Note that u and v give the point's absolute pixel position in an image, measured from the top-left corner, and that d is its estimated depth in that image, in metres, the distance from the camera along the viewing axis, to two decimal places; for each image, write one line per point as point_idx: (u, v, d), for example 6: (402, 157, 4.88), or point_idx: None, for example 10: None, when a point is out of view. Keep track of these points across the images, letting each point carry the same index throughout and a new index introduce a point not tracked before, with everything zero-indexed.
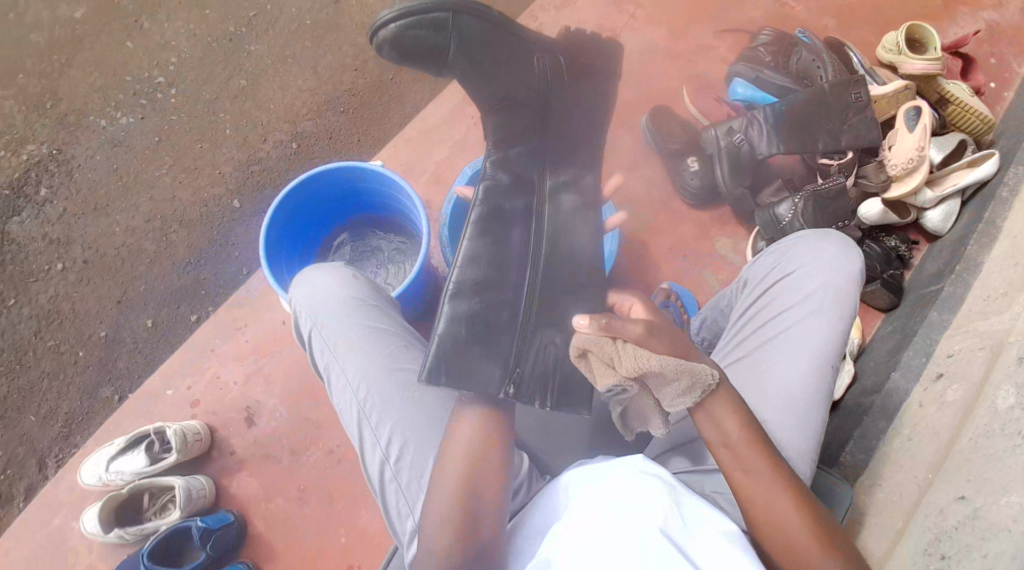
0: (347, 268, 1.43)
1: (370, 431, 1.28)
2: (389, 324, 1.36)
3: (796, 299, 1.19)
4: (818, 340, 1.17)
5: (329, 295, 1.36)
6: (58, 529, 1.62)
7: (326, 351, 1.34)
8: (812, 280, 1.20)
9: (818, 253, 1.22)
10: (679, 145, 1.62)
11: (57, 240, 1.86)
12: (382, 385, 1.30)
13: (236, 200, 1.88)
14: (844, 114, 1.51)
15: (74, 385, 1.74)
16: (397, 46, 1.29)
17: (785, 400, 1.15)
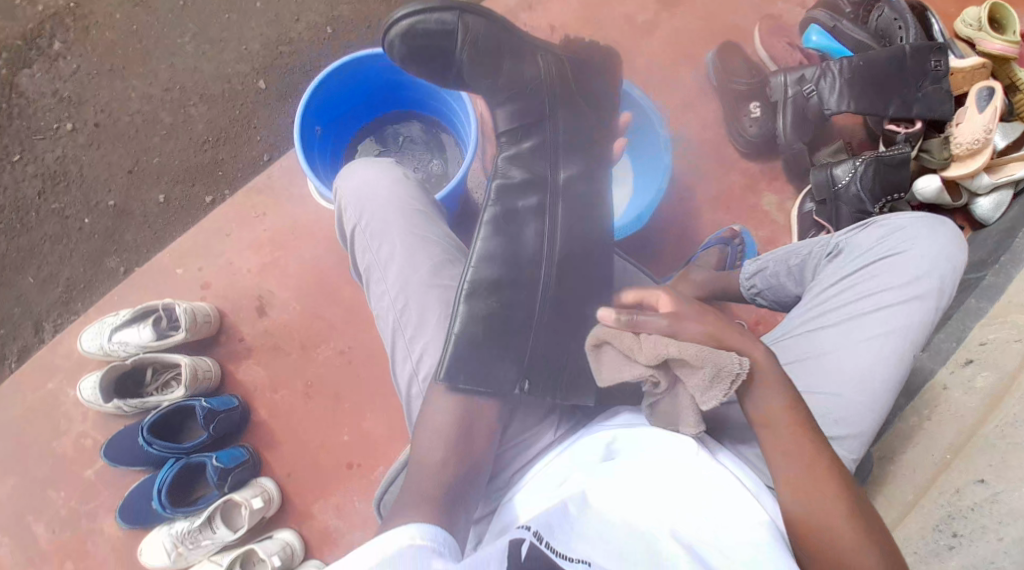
0: (397, 169, 1.38)
1: (404, 343, 1.27)
2: (436, 234, 1.33)
3: (900, 282, 1.25)
4: (913, 324, 1.23)
5: (377, 197, 1.32)
6: (52, 394, 1.56)
7: (368, 254, 1.32)
8: (922, 265, 1.25)
9: (931, 240, 1.27)
10: (745, 86, 1.69)
11: (68, 98, 1.76)
12: (420, 298, 1.28)
13: (262, 80, 1.78)
14: (920, 81, 1.58)
15: (77, 252, 1.68)
16: (406, 44, 1.27)
17: (867, 375, 1.21)
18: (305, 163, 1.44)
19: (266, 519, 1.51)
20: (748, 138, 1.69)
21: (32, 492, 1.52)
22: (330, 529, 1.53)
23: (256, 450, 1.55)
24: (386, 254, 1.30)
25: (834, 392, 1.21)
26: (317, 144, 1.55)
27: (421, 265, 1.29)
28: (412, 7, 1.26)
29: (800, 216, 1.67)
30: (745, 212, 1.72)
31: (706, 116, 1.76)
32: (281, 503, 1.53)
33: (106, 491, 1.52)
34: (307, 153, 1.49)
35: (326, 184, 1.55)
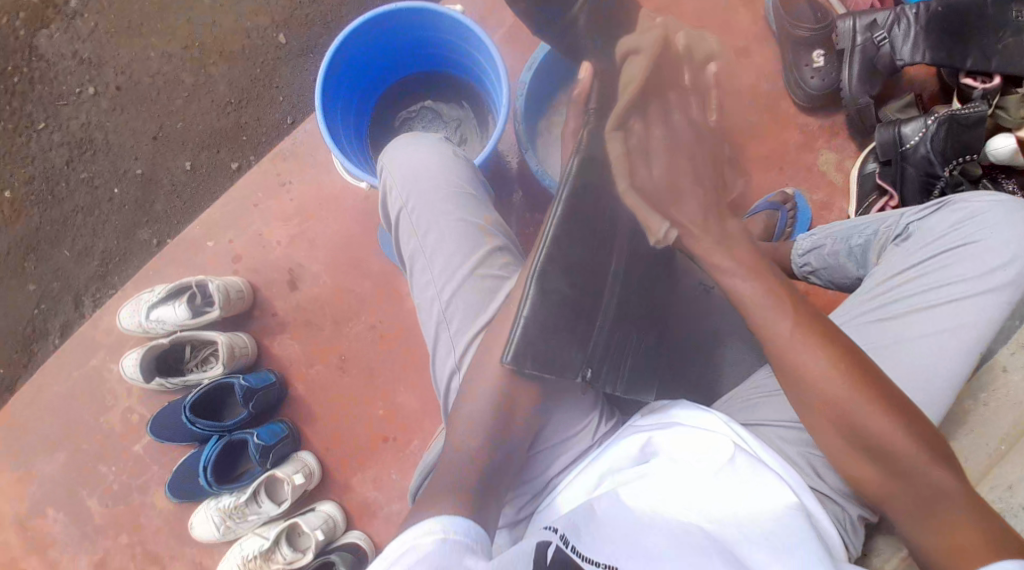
0: (443, 143, 1.30)
1: (448, 336, 1.19)
2: (482, 217, 1.24)
3: (973, 273, 1.14)
4: (982, 318, 1.12)
5: (424, 175, 1.25)
6: (95, 370, 1.59)
7: (413, 238, 1.24)
8: (1000, 255, 1.14)
9: (1012, 227, 1.15)
10: (808, 33, 1.54)
11: (88, 60, 1.69)
12: (467, 288, 1.19)
13: (282, 34, 1.68)
14: (1000, 32, 1.46)
15: (109, 224, 1.67)
16: None
17: (929, 372, 1.11)
18: (331, 143, 1.33)
19: (307, 492, 1.55)
20: (809, 91, 1.58)
21: (83, 465, 1.57)
22: (369, 502, 1.55)
23: (295, 424, 1.57)
24: (434, 239, 1.22)
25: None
26: (341, 114, 1.45)
27: (471, 252, 1.20)
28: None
29: (862, 177, 1.57)
30: (797, 173, 1.62)
31: (755, 69, 1.65)
32: (321, 476, 1.56)
33: (155, 466, 1.57)
34: (331, 128, 1.38)
35: (353, 154, 1.45)
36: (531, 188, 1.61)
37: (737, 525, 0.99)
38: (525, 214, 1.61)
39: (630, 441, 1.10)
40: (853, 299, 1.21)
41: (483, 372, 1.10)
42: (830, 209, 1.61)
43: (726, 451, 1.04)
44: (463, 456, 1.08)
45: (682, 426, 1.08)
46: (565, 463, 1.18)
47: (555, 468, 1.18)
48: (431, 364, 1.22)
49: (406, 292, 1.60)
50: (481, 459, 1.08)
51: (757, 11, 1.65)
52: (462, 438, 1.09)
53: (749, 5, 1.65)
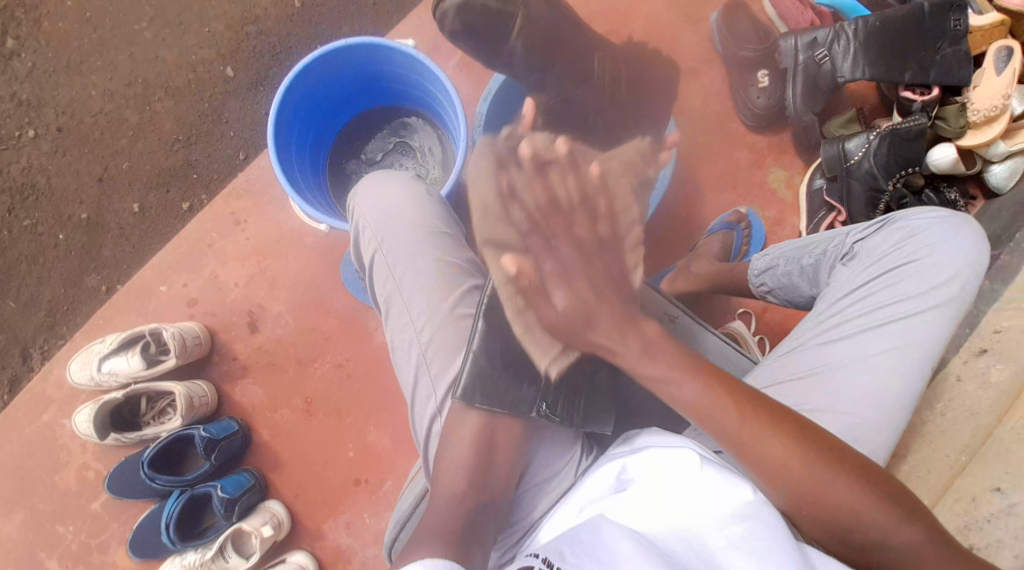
0: (409, 179, 1.30)
1: (427, 380, 1.19)
2: (457, 259, 1.25)
3: (918, 291, 1.18)
4: (931, 335, 1.16)
5: (398, 217, 1.25)
6: (48, 426, 1.53)
7: (389, 281, 1.23)
8: (945, 271, 1.18)
9: (953, 244, 1.20)
10: (752, 54, 1.59)
11: (27, 101, 1.63)
12: (445, 330, 1.19)
13: (230, 68, 1.63)
14: (940, 44, 1.48)
15: (54, 271, 1.61)
16: (462, 14, 1.35)
17: (882, 390, 1.14)
18: (286, 184, 1.31)
19: (276, 542, 1.50)
20: (756, 111, 1.61)
21: (39, 527, 1.51)
22: (342, 548, 1.52)
23: (260, 472, 1.53)
24: (409, 281, 1.22)
25: (850, 408, 1.13)
26: (295, 155, 1.43)
27: (447, 295, 1.21)
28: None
29: (810, 193, 1.60)
30: (752, 190, 1.64)
31: (706, 90, 1.66)
32: (291, 525, 1.52)
33: (114, 524, 1.51)
34: (286, 167, 1.36)
35: (308, 191, 1.42)
36: None
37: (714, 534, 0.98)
38: None
39: (606, 472, 1.10)
40: (808, 321, 1.24)
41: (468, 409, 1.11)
42: (784, 225, 1.64)
43: (694, 465, 1.02)
44: (449, 500, 1.08)
45: (654, 449, 1.08)
46: (550, 500, 1.17)
47: (540, 508, 1.17)
48: (409, 411, 1.21)
49: (370, 329, 1.57)
50: (468, 499, 1.08)
51: (704, 33, 1.67)
52: (448, 479, 1.09)
53: (695, 28, 1.67)
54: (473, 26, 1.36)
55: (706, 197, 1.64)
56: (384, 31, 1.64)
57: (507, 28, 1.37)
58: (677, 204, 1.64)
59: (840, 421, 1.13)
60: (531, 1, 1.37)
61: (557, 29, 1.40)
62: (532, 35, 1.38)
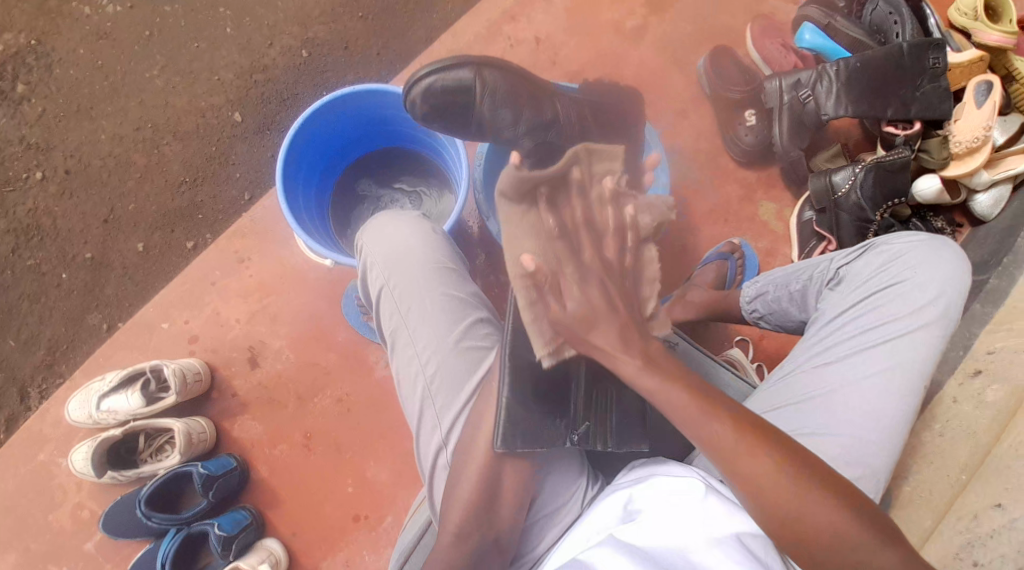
0: (413, 214, 1.31)
1: (432, 412, 1.19)
2: (461, 289, 1.25)
3: (904, 313, 1.20)
4: (919, 355, 1.18)
5: (404, 250, 1.25)
6: (44, 465, 1.52)
7: (394, 315, 1.22)
8: (928, 291, 1.20)
9: (934, 264, 1.22)
10: (739, 95, 1.66)
11: (36, 145, 1.67)
12: (451, 363, 1.19)
13: (236, 112, 1.68)
14: (918, 82, 1.54)
15: (57, 311, 1.61)
16: (430, 98, 1.33)
17: (874, 411, 1.16)
18: (291, 220, 1.33)
19: None
20: (744, 148, 1.66)
21: (32, 567, 1.48)
22: None
23: (258, 509, 1.52)
24: (416, 316, 1.21)
25: (843, 431, 1.15)
26: (301, 192, 1.47)
27: (455, 327, 1.21)
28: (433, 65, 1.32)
29: (800, 225, 1.64)
30: (744, 223, 1.69)
31: (697, 129, 1.72)
32: (289, 562, 1.50)
33: (109, 563, 1.49)
34: (291, 199, 1.40)
35: (314, 231, 1.45)
36: (493, 252, 1.63)
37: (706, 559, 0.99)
38: (488, 276, 1.63)
39: (614, 502, 1.10)
40: (800, 346, 1.26)
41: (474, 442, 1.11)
42: (776, 256, 1.68)
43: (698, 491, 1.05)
44: (456, 533, 1.09)
45: (660, 475, 1.09)
46: (559, 531, 1.16)
47: (548, 538, 1.16)
48: (414, 442, 1.21)
49: (371, 363, 1.58)
50: (471, 536, 1.08)
51: (693, 75, 1.73)
52: (454, 511, 1.09)
53: (685, 71, 1.73)
54: (447, 107, 1.33)
55: (699, 230, 1.68)
56: (385, 75, 1.70)
57: (473, 100, 1.33)
58: (670, 237, 1.68)
59: (833, 443, 1.14)
60: (486, 69, 1.33)
61: (517, 85, 1.34)
62: (496, 97, 1.33)
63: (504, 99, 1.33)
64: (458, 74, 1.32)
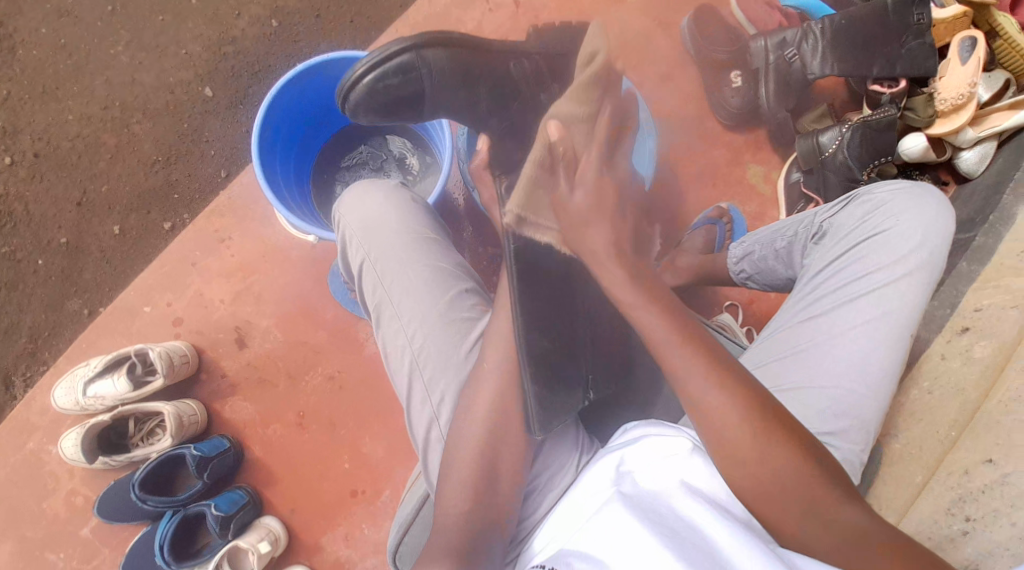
0: (392, 184, 1.30)
1: (422, 386, 1.17)
2: (445, 260, 1.23)
3: (888, 261, 1.20)
4: (905, 304, 1.18)
5: (383, 222, 1.24)
6: (33, 454, 1.51)
7: (378, 289, 1.22)
8: (911, 239, 1.21)
9: (917, 211, 1.23)
10: (726, 56, 1.64)
11: (3, 129, 1.61)
12: (438, 336, 1.18)
13: (208, 88, 1.63)
14: (902, 38, 1.52)
15: (35, 297, 1.58)
16: (371, 103, 1.20)
17: (863, 361, 1.16)
18: (273, 198, 1.32)
19: (273, 559, 1.49)
20: (731, 110, 1.65)
21: (28, 556, 1.48)
22: (341, 559, 1.51)
23: (254, 489, 1.52)
24: (399, 289, 1.20)
25: (831, 382, 1.16)
26: (280, 169, 1.44)
27: (439, 298, 1.19)
28: (365, 65, 1.17)
29: (788, 187, 1.64)
30: (731, 186, 1.68)
31: None
32: (288, 539, 1.50)
33: (105, 549, 1.49)
34: (272, 183, 1.37)
35: (297, 208, 1.43)
36: (479, 224, 1.61)
37: (690, 513, 1.00)
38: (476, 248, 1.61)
39: (608, 465, 1.09)
40: (787, 304, 1.27)
41: (470, 429, 1.11)
42: (764, 219, 1.68)
43: (682, 454, 1.05)
44: (459, 513, 1.08)
45: (648, 438, 1.08)
46: (554, 497, 1.17)
47: (545, 504, 1.16)
48: (406, 418, 1.20)
49: (360, 339, 1.56)
50: (475, 516, 1.08)
51: None
52: (458, 496, 1.09)
53: None
54: (387, 106, 1.21)
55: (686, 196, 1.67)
56: (361, 43, 1.66)
57: (418, 89, 1.18)
58: None
59: (823, 395, 1.15)
60: (426, 48, 1.16)
61: (463, 60, 1.16)
62: (442, 79, 1.17)
63: (452, 77, 1.17)
64: (400, 65, 1.16)
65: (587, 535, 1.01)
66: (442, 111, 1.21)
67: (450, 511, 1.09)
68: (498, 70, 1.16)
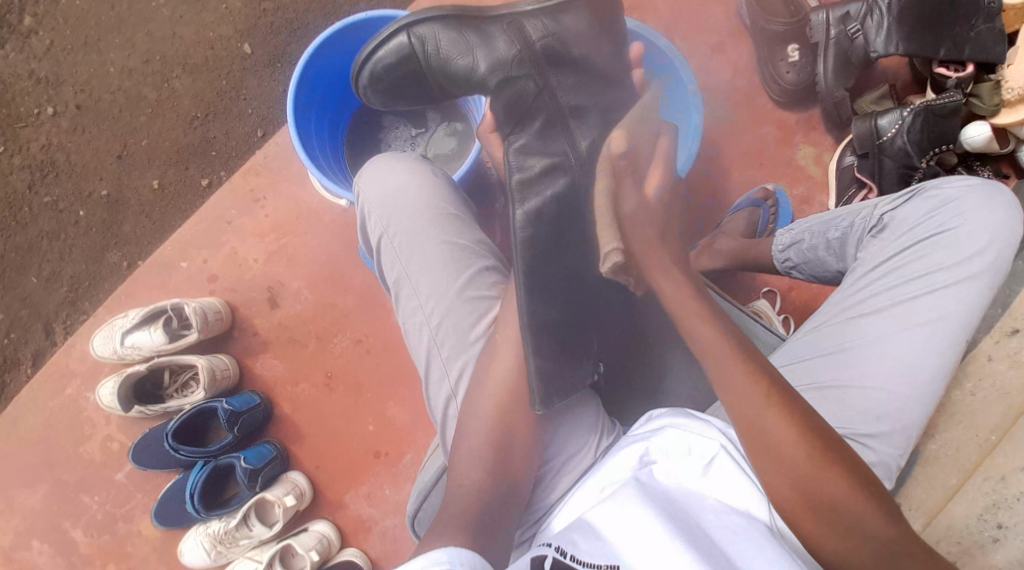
0: (416, 158, 1.29)
1: (439, 363, 1.17)
2: (466, 238, 1.22)
3: (950, 263, 1.16)
4: (964, 309, 1.14)
5: (405, 198, 1.23)
6: (72, 400, 1.56)
7: (397, 263, 1.21)
8: (977, 242, 1.16)
9: (986, 212, 1.17)
10: (782, 28, 1.53)
11: (45, 79, 1.62)
12: (455, 314, 1.17)
13: (247, 44, 1.62)
14: (974, 20, 1.43)
15: (76, 247, 1.61)
16: (380, 85, 1.25)
17: (914, 365, 1.12)
18: (305, 158, 1.31)
19: (298, 514, 1.53)
20: (785, 86, 1.57)
21: (65, 496, 1.54)
22: (363, 517, 1.54)
23: (282, 445, 1.55)
24: (419, 266, 1.20)
25: (877, 384, 1.13)
26: (315, 136, 1.44)
27: (459, 276, 1.19)
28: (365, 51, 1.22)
29: (840, 170, 1.56)
30: (779, 167, 1.62)
31: (731, 64, 1.63)
32: (313, 496, 1.54)
33: (139, 494, 1.54)
34: (306, 146, 1.37)
35: (330, 171, 1.43)
36: None
37: (713, 515, 0.98)
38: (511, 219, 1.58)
39: (626, 454, 1.06)
40: (834, 297, 1.23)
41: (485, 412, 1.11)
42: (812, 203, 1.62)
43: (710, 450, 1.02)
44: (473, 481, 1.07)
45: (671, 428, 1.04)
46: (571, 481, 1.15)
47: (560, 488, 1.15)
48: (425, 393, 1.21)
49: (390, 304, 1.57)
50: (488, 484, 1.06)
51: (730, 6, 1.64)
52: (470, 466, 1.08)
53: (721, 1, 1.64)
54: (391, 83, 1.24)
55: (730, 175, 1.62)
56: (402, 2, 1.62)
57: (414, 65, 1.20)
58: (698, 181, 1.63)
59: (867, 397, 1.13)
60: (418, 25, 1.18)
61: (459, 31, 1.17)
62: (438, 52, 1.18)
63: (446, 43, 1.17)
64: (396, 45, 1.20)
65: (601, 518, 0.99)
66: (447, 84, 1.21)
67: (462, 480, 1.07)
68: (495, 35, 1.16)
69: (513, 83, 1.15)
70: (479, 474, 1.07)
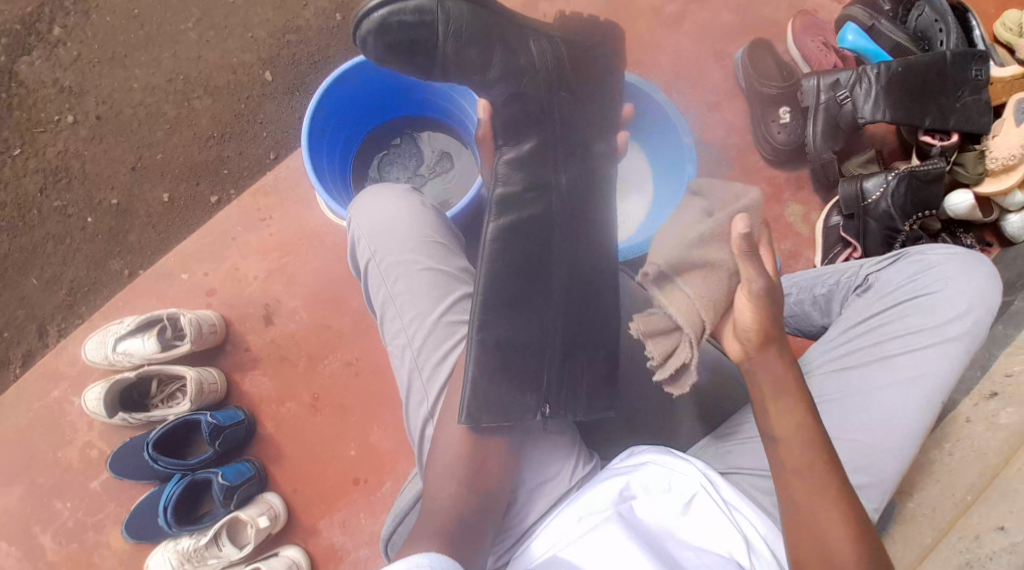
0: (406, 187, 1.30)
1: (420, 384, 1.19)
2: (452, 265, 1.24)
3: (930, 325, 1.18)
4: (942, 371, 1.16)
5: (392, 225, 1.25)
6: (57, 402, 1.56)
7: (383, 287, 1.23)
8: (957, 305, 1.18)
9: (967, 279, 1.20)
10: (775, 91, 1.61)
11: (69, 89, 1.68)
12: (437, 339, 1.19)
13: (268, 71, 1.68)
14: (960, 92, 1.51)
15: (80, 253, 1.64)
16: (382, 36, 1.13)
17: (889, 421, 1.15)
18: (314, 179, 1.35)
19: (271, 536, 1.51)
20: (776, 145, 1.63)
21: (38, 500, 1.52)
22: (336, 545, 1.52)
23: (262, 463, 1.54)
24: (403, 289, 1.22)
25: (853, 437, 1.15)
26: (326, 159, 1.49)
27: (442, 302, 1.20)
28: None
29: (827, 229, 1.61)
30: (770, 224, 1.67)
31: (729, 124, 1.70)
32: (288, 518, 1.53)
33: (112, 504, 1.52)
34: (316, 167, 1.41)
35: (335, 192, 1.47)
36: None
37: (690, 555, 1.02)
38: None
39: (606, 487, 1.07)
40: (816, 351, 1.26)
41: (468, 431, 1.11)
42: (799, 259, 1.66)
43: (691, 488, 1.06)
44: (450, 495, 1.07)
45: (653, 465, 1.07)
46: (545, 506, 1.15)
47: (534, 513, 1.15)
48: (404, 411, 1.22)
49: None
50: (466, 500, 1.07)
51: (731, 69, 1.72)
52: (445, 482, 1.07)
53: (722, 63, 1.72)
54: (399, 43, 1.14)
55: None
56: None
57: (433, 34, 1.14)
58: None
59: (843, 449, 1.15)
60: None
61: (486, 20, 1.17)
62: (461, 28, 1.15)
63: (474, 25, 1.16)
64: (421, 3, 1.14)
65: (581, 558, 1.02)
66: (455, 64, 1.16)
67: (438, 498, 1.07)
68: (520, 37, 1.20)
69: (515, 97, 1.20)
70: (455, 488, 1.07)
